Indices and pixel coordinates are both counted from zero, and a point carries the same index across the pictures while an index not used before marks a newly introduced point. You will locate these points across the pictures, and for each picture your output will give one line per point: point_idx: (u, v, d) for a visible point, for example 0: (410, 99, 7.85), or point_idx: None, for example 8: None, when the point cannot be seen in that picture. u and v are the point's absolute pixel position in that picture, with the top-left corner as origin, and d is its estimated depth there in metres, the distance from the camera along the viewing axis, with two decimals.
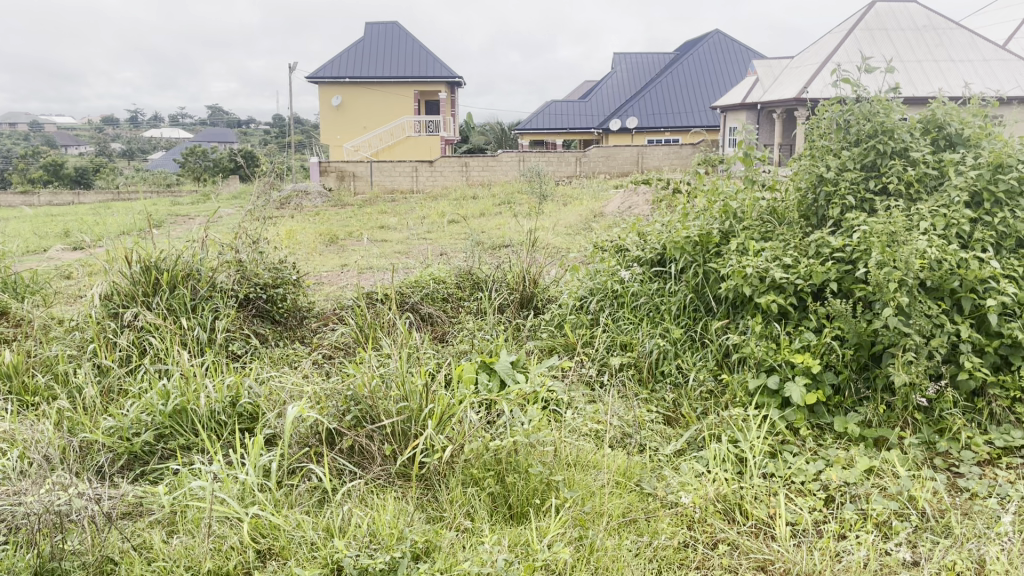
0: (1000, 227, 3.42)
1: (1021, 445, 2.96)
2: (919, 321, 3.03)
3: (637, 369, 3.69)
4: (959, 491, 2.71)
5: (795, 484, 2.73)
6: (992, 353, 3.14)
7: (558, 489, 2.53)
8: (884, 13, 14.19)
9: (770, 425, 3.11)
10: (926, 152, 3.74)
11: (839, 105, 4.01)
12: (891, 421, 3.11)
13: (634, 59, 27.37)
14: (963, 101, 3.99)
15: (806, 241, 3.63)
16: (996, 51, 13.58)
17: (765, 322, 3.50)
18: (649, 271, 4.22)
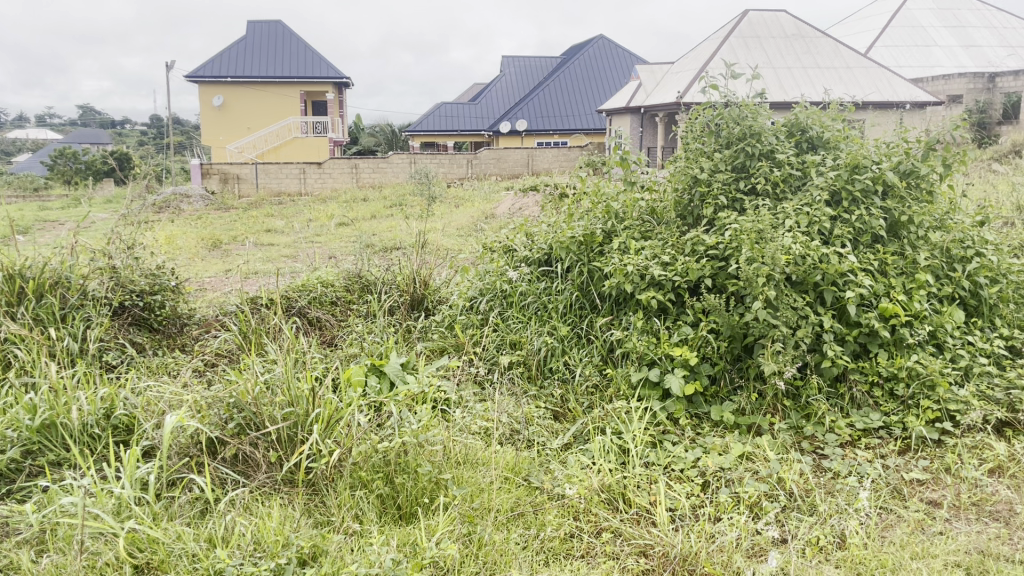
0: (857, 224, 3.66)
1: (879, 426, 3.18)
2: (785, 313, 3.24)
3: (526, 367, 3.75)
4: (824, 471, 2.90)
5: (674, 471, 2.86)
6: (851, 341, 3.38)
7: (446, 487, 2.55)
8: (756, 23, 14.98)
9: (651, 417, 3.23)
10: (790, 154, 3.96)
11: (709, 110, 4.23)
12: (762, 408, 3.30)
13: (523, 63, 27.78)
14: (823, 106, 4.25)
15: (683, 240, 3.80)
16: (858, 58, 14.45)
17: (646, 317, 3.64)
18: (536, 270, 4.30)
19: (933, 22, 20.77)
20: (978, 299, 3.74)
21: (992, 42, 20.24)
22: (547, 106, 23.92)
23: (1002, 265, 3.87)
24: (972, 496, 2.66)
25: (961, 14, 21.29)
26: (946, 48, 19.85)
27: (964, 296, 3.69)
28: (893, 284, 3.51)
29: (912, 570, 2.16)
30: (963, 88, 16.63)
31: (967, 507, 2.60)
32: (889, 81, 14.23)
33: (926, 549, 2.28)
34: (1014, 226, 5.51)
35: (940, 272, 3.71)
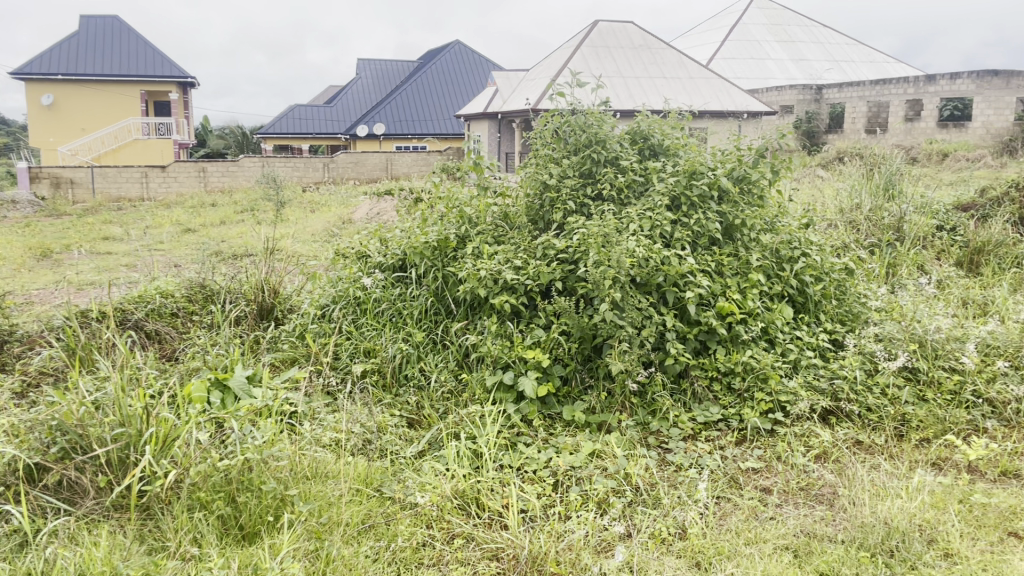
0: (696, 227, 3.85)
1: (718, 419, 3.34)
2: (631, 313, 3.36)
3: (380, 375, 3.68)
4: (667, 464, 3.02)
5: (527, 472, 2.89)
6: (692, 339, 3.55)
7: (292, 503, 2.47)
8: (605, 33, 15.51)
9: (505, 419, 3.26)
10: (633, 160, 4.12)
11: (557, 117, 4.32)
12: (612, 405, 3.40)
13: (379, 67, 27.54)
14: (663, 114, 4.44)
15: (534, 244, 3.86)
16: (700, 69, 15.20)
17: (500, 321, 3.66)
18: (390, 276, 4.21)
19: (767, 37, 22.22)
20: (805, 297, 4.01)
21: (818, 56, 21.83)
22: (404, 110, 23.76)
23: (824, 265, 4.17)
24: (799, 481, 2.84)
25: (791, 30, 22.86)
26: (778, 61, 21.24)
27: (793, 294, 3.96)
28: (728, 284, 3.71)
29: (746, 556, 2.28)
30: (794, 99, 17.82)
31: (795, 492, 2.78)
32: (729, 92, 15.00)
33: (758, 534, 2.41)
34: (837, 227, 5.95)
35: (771, 271, 3.95)
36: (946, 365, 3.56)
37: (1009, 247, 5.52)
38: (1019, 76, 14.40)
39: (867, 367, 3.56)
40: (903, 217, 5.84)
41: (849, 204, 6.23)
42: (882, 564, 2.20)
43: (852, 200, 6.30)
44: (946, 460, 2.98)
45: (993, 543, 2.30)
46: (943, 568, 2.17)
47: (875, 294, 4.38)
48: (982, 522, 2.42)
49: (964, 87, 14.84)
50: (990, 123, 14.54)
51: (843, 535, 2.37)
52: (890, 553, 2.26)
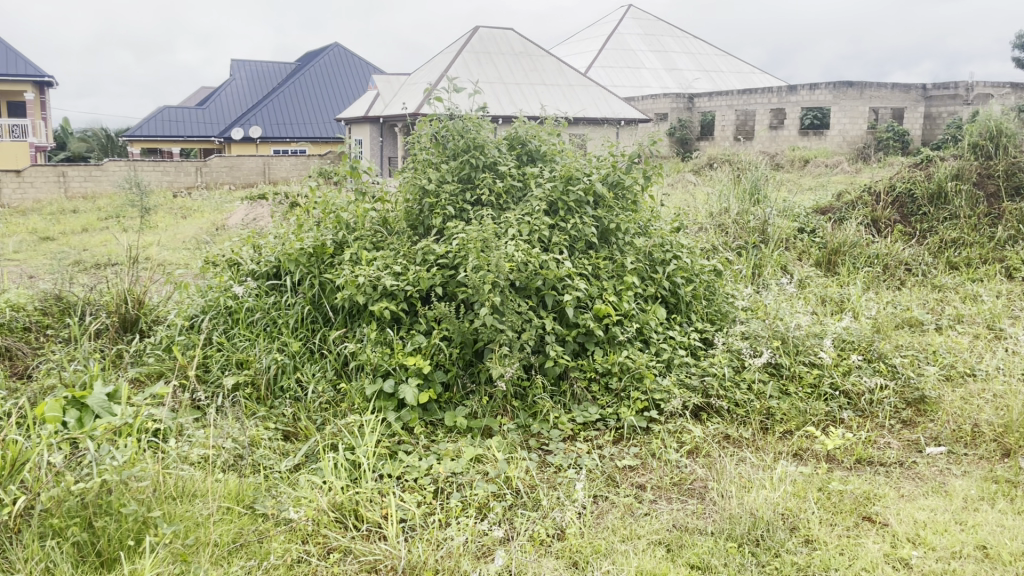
0: (573, 232, 3.90)
1: (597, 419, 3.41)
2: (511, 317, 3.37)
3: (254, 387, 3.54)
4: (547, 465, 3.05)
5: (407, 481, 2.84)
6: (571, 341, 3.61)
7: (155, 526, 2.35)
8: (486, 39, 15.60)
9: (386, 428, 3.20)
10: (511, 166, 4.15)
11: (434, 122, 4.29)
12: (493, 410, 3.40)
13: (254, 69, 26.72)
14: (540, 121, 4.49)
15: (413, 250, 3.81)
16: (579, 77, 15.49)
17: (379, 328, 3.59)
18: (264, 285, 4.05)
19: (641, 46, 22.95)
20: (677, 297, 4.15)
21: (690, 66, 22.73)
22: (282, 113, 23.14)
23: (694, 266, 4.33)
24: (673, 476, 2.93)
25: (664, 41, 23.70)
26: (653, 70, 21.97)
27: (665, 295, 4.09)
28: (605, 287, 3.79)
29: (621, 553, 2.33)
30: (668, 107, 18.45)
31: (669, 487, 2.86)
32: (607, 100, 15.32)
33: (633, 530, 2.47)
34: (707, 230, 6.19)
35: (644, 273, 4.07)
36: (806, 360, 3.76)
37: (861, 248, 5.91)
38: (870, 87, 15.43)
39: (735, 365, 3.72)
40: (767, 220, 6.14)
41: (718, 208, 6.50)
42: (749, 554, 2.29)
43: (721, 205, 6.57)
44: (807, 450, 3.15)
45: (849, 527, 2.44)
46: (804, 554, 2.28)
47: (741, 294, 4.59)
48: (839, 508, 2.56)
49: (821, 97, 15.77)
50: (846, 131, 15.52)
51: (712, 527, 2.45)
52: (757, 542, 2.35)
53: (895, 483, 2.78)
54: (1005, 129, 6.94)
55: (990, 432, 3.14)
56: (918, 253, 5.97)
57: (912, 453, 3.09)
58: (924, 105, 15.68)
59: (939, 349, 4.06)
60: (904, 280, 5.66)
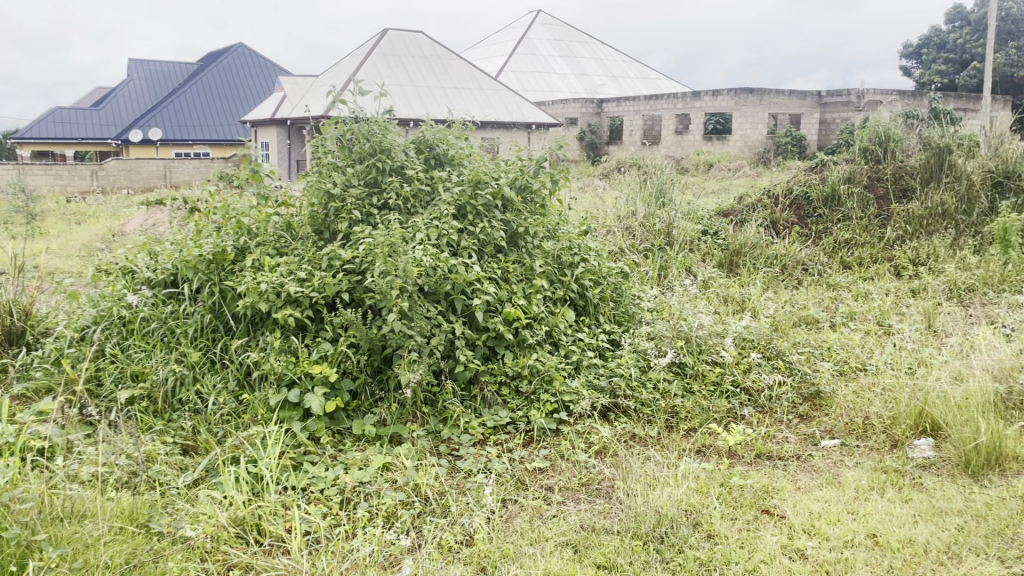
0: (481, 236, 3.89)
1: (507, 422, 3.41)
2: (420, 323, 3.33)
3: (150, 401, 3.40)
4: (457, 471, 3.03)
5: (313, 492, 2.77)
6: (481, 345, 3.59)
7: (40, 549, 2.22)
8: (396, 42, 15.49)
9: (291, 438, 3.12)
10: (419, 170, 4.11)
11: (339, 124, 4.21)
12: (403, 417, 3.35)
13: (154, 69, 25.77)
14: (447, 124, 4.48)
15: (319, 255, 3.73)
16: (490, 81, 15.53)
17: (284, 336, 3.49)
18: (161, 293, 3.89)
19: (551, 51, 23.22)
20: (585, 300, 4.21)
21: (598, 72, 23.11)
22: (184, 115, 22.39)
23: (602, 269, 4.39)
24: (581, 477, 2.96)
25: (572, 46, 24.02)
26: (562, 75, 22.24)
27: (574, 297, 4.13)
28: (514, 291, 3.80)
29: (529, 556, 2.34)
30: (577, 112, 18.73)
31: (577, 488, 2.89)
32: (518, 104, 15.39)
33: (541, 533, 2.48)
34: (615, 234, 6.29)
35: (553, 277, 4.10)
36: (709, 359, 3.86)
37: (761, 249, 6.13)
38: (769, 94, 15.96)
39: (641, 365, 3.79)
40: (672, 223, 6.29)
41: (626, 211, 6.59)
42: (654, 551, 2.33)
43: (628, 208, 6.67)
44: (710, 447, 3.23)
45: (749, 521, 2.51)
46: (706, 549, 2.34)
47: (647, 295, 4.69)
48: (739, 502, 2.63)
49: (724, 103, 16.27)
50: (747, 136, 16.05)
51: (619, 526, 2.48)
52: (661, 539, 2.40)
53: (792, 476, 2.88)
54: (893, 135, 7.31)
55: (879, 424, 3.30)
56: (814, 253, 6.24)
57: (808, 446, 3.22)
58: (819, 111, 16.37)
59: (833, 346, 4.23)
60: (801, 280, 5.90)
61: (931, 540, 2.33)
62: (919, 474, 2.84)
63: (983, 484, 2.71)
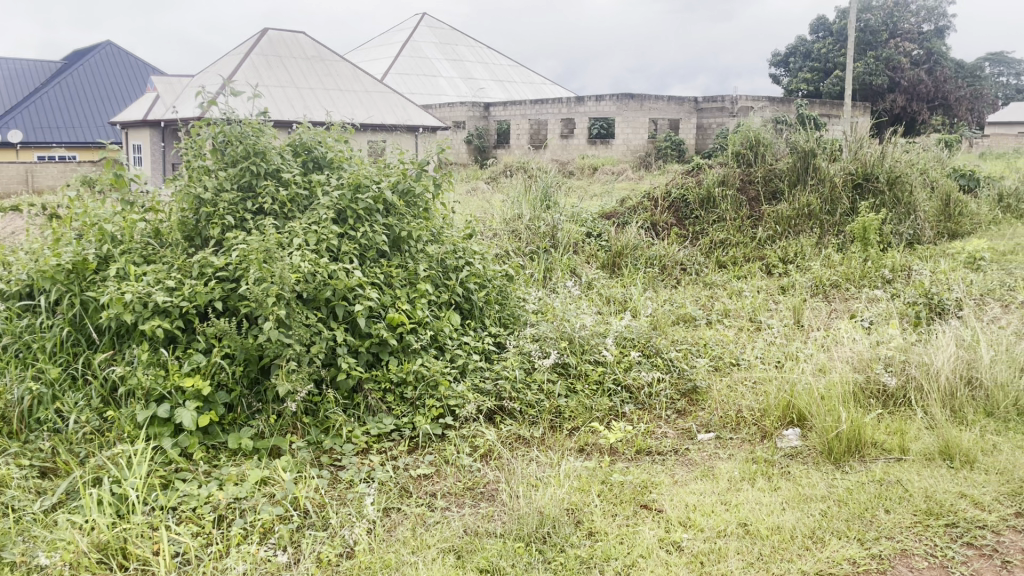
0: (362, 240, 3.80)
1: (392, 429, 3.36)
2: (298, 330, 3.23)
3: (5, 422, 3.18)
4: (339, 482, 2.96)
5: (185, 511, 2.64)
6: (364, 352, 3.51)
7: None
8: (276, 42, 15.10)
9: (161, 456, 2.96)
10: (296, 173, 4.00)
11: (210, 126, 4.04)
12: (282, 429, 3.25)
13: (13, 66, 24.15)
14: (326, 127, 4.39)
15: (189, 262, 3.56)
16: (376, 83, 15.33)
17: (152, 349, 3.31)
18: (15, 306, 3.62)
19: (437, 54, 23.17)
20: (470, 303, 4.20)
21: (484, 76, 23.22)
22: (47, 116, 21.07)
23: (486, 272, 4.40)
24: (465, 482, 2.95)
25: (458, 50, 24.05)
26: (448, 78, 22.23)
27: (459, 301, 4.11)
28: (397, 295, 3.74)
29: (411, 565, 2.31)
30: (465, 116, 18.78)
31: (462, 493, 2.87)
32: (405, 106, 15.25)
33: (423, 540, 2.45)
34: (500, 237, 6.31)
35: (438, 280, 4.07)
36: (592, 358, 3.93)
37: (642, 250, 6.30)
38: (649, 99, 16.46)
39: (526, 366, 3.81)
40: (556, 226, 6.37)
41: (511, 214, 6.61)
42: (536, 552, 2.35)
43: (513, 211, 6.69)
44: (592, 445, 3.29)
45: (628, 516, 2.56)
46: (586, 547, 2.37)
47: (531, 297, 4.73)
48: (619, 498, 2.68)
49: (607, 108, 16.65)
50: (629, 141, 16.45)
51: (502, 529, 2.48)
52: (543, 539, 2.42)
53: (669, 470, 2.97)
54: (762, 139, 7.64)
55: (750, 416, 3.45)
56: (691, 253, 6.47)
57: (686, 440, 3.32)
58: (696, 117, 16.97)
59: (708, 343, 4.39)
60: (679, 280, 6.10)
61: (797, 526, 2.44)
62: (786, 462, 2.98)
63: (844, 470, 2.87)
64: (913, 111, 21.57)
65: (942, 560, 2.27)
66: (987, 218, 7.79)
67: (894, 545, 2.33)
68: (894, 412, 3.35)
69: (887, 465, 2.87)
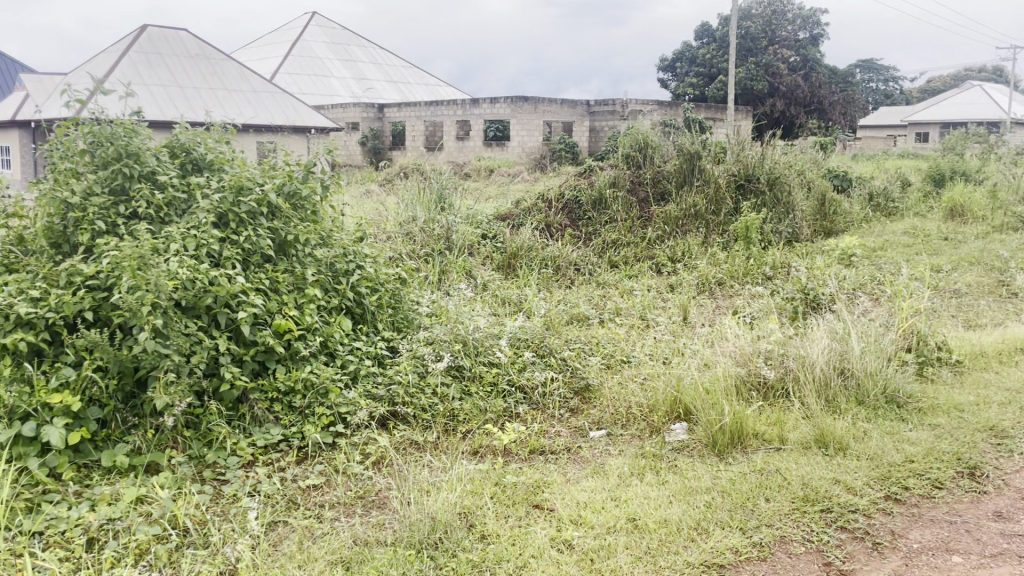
0: (246, 245, 3.66)
1: (279, 440, 3.27)
2: (177, 340, 3.09)
3: None
4: (222, 497, 2.85)
5: (53, 536, 2.48)
6: (249, 361, 3.39)
7: None
8: (156, 39, 14.50)
9: (25, 478, 2.77)
10: (173, 175, 3.82)
11: (79, 126, 3.82)
12: (161, 444, 3.10)
13: None
14: (205, 127, 4.22)
15: (57, 271, 3.35)
16: (264, 83, 14.90)
17: (16, 364, 3.10)
18: None
19: (329, 55, 22.75)
20: (362, 307, 4.12)
21: (378, 77, 22.95)
22: None
23: (378, 275, 4.32)
24: (356, 490, 2.89)
25: (351, 50, 23.69)
26: (341, 79, 21.85)
27: (350, 306, 4.03)
28: (284, 301, 3.62)
29: None
30: (358, 117, 18.51)
31: (353, 502, 2.81)
32: (295, 106, 14.86)
33: (310, 553, 2.38)
34: (394, 240, 6.23)
35: (327, 285, 3.96)
36: (486, 360, 3.92)
37: (537, 251, 6.35)
38: (543, 102, 16.63)
39: (419, 370, 3.77)
40: (451, 227, 6.33)
41: (405, 217, 6.53)
42: (427, 559, 2.32)
43: (407, 213, 6.62)
44: (485, 446, 3.29)
45: (521, 517, 2.57)
46: (478, 550, 2.36)
47: (424, 299, 4.69)
48: (512, 500, 2.69)
49: (501, 110, 16.72)
50: (523, 144, 16.64)
51: (392, 537, 2.44)
52: (435, 545, 2.39)
53: (561, 469, 2.99)
54: (651, 142, 7.84)
55: (640, 412, 3.52)
56: (584, 253, 6.57)
57: (578, 438, 3.36)
58: (589, 120, 17.28)
59: (601, 341, 4.46)
60: (573, 280, 6.18)
61: (683, 519, 2.50)
62: (673, 456, 3.05)
63: (728, 461, 2.97)
64: (792, 115, 22.59)
65: (818, 544, 2.37)
66: (858, 216, 8.25)
67: (774, 532, 2.42)
68: (774, 403, 3.49)
69: (767, 455, 2.98)
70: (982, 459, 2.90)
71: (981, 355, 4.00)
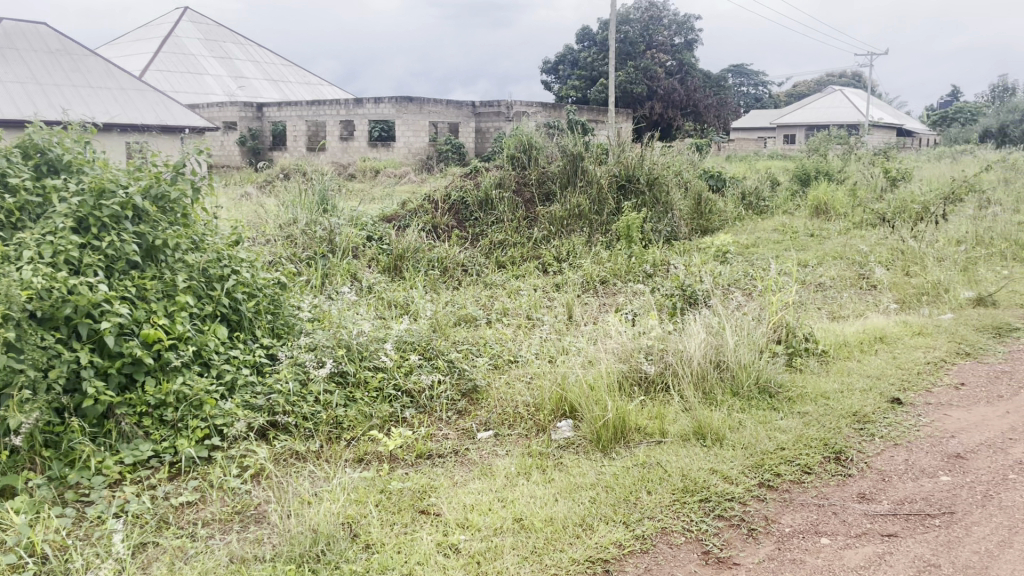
0: (109, 251, 3.45)
1: (149, 456, 3.10)
2: (32, 354, 2.88)
3: None
4: (86, 519, 2.67)
5: None
6: (115, 374, 3.19)
7: None
8: (11, 33, 13.61)
9: None
10: (26, 178, 3.57)
11: None
12: (16, 466, 2.89)
13: None
14: (61, 126, 3.96)
15: None
16: (132, 81, 14.19)
17: None
18: None
19: (203, 52, 21.89)
20: (238, 314, 3.96)
21: (256, 75, 22.26)
22: None
23: (256, 280, 4.17)
24: (233, 505, 2.77)
25: (227, 48, 22.87)
26: (216, 77, 21.05)
27: (225, 313, 3.86)
28: (153, 310, 3.43)
29: None
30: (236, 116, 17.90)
31: (230, 518, 2.69)
32: (166, 105, 14.20)
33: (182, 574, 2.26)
34: (275, 243, 6.05)
35: (200, 291, 3.78)
36: (371, 364, 3.85)
37: (423, 252, 6.30)
38: (429, 103, 16.59)
39: (300, 378, 3.65)
40: (334, 230, 6.20)
41: (286, 219, 6.36)
42: (308, 572, 2.24)
43: (287, 215, 6.44)
44: (370, 453, 3.22)
45: (406, 524, 2.53)
46: (363, 560, 2.31)
47: (304, 304, 4.57)
48: (397, 506, 2.64)
49: (386, 110, 16.52)
50: (410, 144, 16.49)
51: (271, 552, 2.35)
52: (317, 558, 2.32)
53: (449, 472, 2.97)
54: (534, 143, 7.92)
55: (526, 412, 3.54)
56: (471, 254, 6.56)
57: (465, 440, 3.34)
58: (474, 121, 17.32)
59: (488, 341, 4.47)
60: (460, 281, 6.16)
61: (568, 516, 2.52)
62: (559, 454, 3.08)
63: (612, 456, 3.02)
64: (669, 118, 23.33)
65: (697, 534, 2.44)
66: (732, 215, 8.60)
67: (656, 525, 2.47)
68: (654, 398, 3.59)
69: (649, 449, 3.05)
70: (846, 444, 3.07)
71: (844, 345, 4.23)
